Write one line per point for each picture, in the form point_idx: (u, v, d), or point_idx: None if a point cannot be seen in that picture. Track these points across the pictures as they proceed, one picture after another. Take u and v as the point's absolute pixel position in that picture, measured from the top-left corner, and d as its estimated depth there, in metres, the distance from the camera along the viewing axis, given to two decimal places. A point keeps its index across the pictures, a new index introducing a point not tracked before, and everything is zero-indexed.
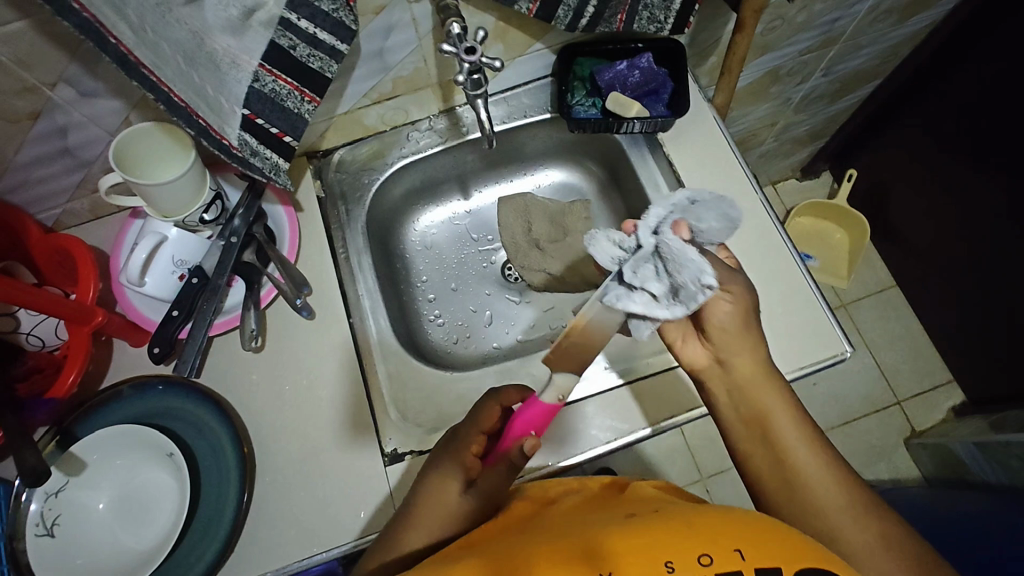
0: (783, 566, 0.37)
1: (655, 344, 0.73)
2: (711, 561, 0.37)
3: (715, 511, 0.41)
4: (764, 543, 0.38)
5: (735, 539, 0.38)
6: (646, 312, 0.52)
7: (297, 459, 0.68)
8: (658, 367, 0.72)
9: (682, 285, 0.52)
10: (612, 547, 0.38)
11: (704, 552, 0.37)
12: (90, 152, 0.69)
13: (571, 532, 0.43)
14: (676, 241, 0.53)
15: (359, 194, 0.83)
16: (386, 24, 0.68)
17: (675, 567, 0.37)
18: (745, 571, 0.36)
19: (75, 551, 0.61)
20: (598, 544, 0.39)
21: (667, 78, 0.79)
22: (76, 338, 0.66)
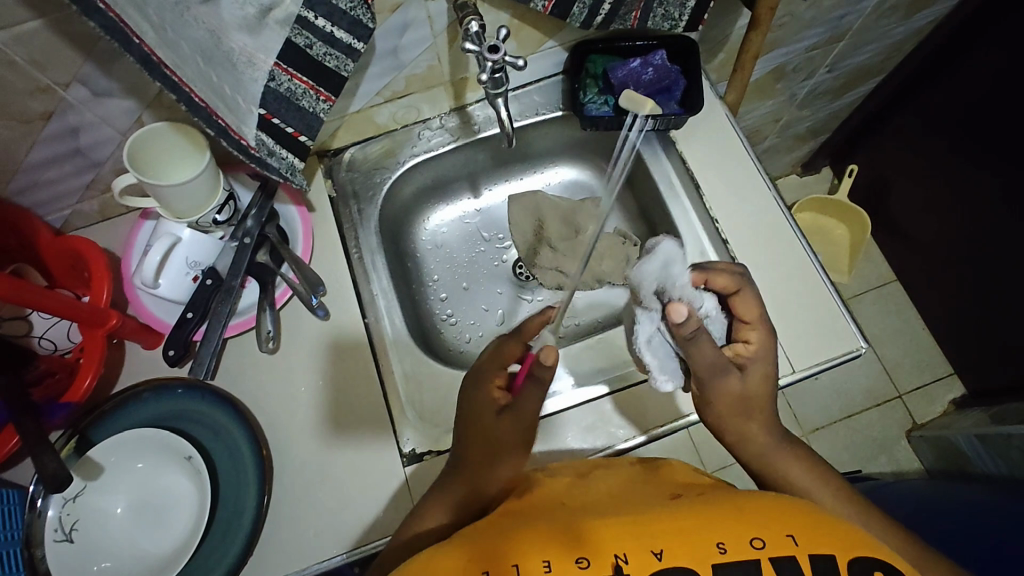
0: (836, 553, 0.38)
1: None
2: (764, 544, 0.38)
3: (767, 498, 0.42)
4: (817, 530, 0.39)
5: (789, 524, 0.39)
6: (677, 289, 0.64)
7: (314, 461, 0.68)
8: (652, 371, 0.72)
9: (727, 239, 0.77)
10: (668, 528, 0.40)
11: (756, 536, 0.39)
12: (101, 152, 0.68)
13: (623, 507, 0.44)
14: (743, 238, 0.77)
15: (372, 193, 0.82)
16: (402, 22, 0.68)
17: (728, 548, 0.38)
18: (799, 556, 0.38)
19: (95, 555, 0.61)
20: (653, 522, 0.40)
21: (680, 76, 0.79)
22: (90, 341, 0.65)
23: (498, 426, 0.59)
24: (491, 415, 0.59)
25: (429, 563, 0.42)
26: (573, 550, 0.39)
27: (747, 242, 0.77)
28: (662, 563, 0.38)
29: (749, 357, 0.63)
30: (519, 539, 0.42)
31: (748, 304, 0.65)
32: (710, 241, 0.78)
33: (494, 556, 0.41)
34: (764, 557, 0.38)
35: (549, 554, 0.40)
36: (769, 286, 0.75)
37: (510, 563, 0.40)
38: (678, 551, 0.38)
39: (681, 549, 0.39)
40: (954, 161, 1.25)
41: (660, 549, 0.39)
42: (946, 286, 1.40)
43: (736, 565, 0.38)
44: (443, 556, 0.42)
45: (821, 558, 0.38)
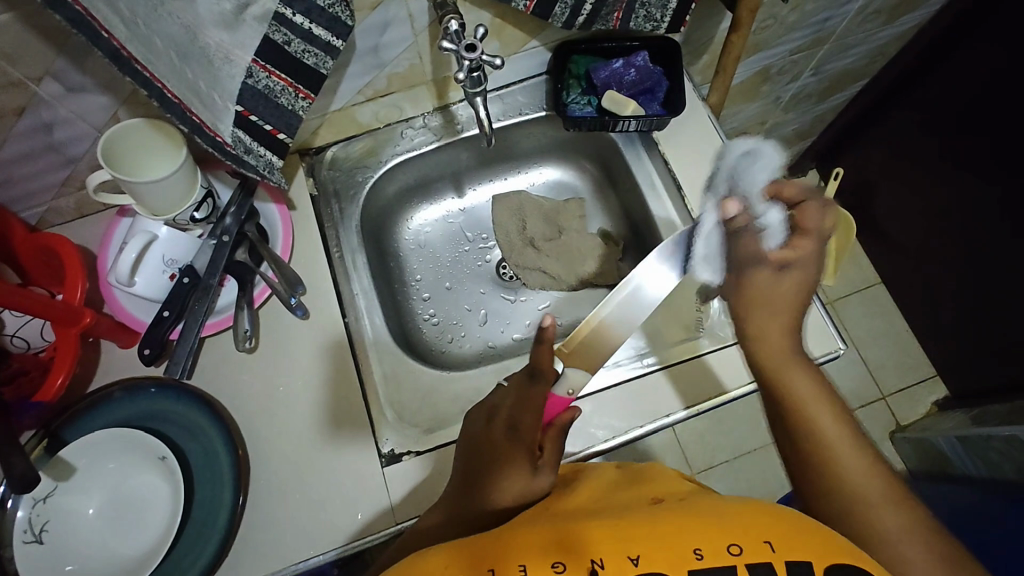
0: (812, 559, 0.39)
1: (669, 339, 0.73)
2: (741, 551, 0.39)
3: (748, 505, 0.42)
4: (796, 538, 0.39)
5: (767, 531, 0.40)
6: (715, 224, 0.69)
7: (293, 461, 0.67)
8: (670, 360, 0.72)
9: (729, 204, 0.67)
10: (645, 534, 0.40)
11: (735, 542, 0.39)
12: (77, 148, 0.67)
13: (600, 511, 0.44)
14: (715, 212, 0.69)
15: (353, 191, 0.82)
16: (382, 20, 0.67)
17: (705, 555, 0.39)
18: (776, 563, 0.38)
19: (66, 556, 0.60)
20: (633, 527, 0.40)
21: (663, 77, 0.79)
22: (63, 340, 0.64)
23: (508, 447, 0.53)
24: (500, 431, 0.54)
25: (403, 566, 0.41)
26: (551, 555, 0.39)
27: None
28: (638, 568, 0.38)
29: (790, 259, 0.60)
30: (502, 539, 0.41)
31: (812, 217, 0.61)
32: None
33: (470, 556, 0.40)
34: (741, 564, 0.38)
35: (525, 558, 0.39)
36: None
37: (484, 566, 0.39)
38: (655, 558, 0.38)
39: (658, 555, 0.39)
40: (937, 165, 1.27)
41: (638, 555, 0.39)
42: (928, 289, 1.41)
43: (712, 571, 0.38)
44: (425, 555, 0.41)
45: (797, 564, 0.38)
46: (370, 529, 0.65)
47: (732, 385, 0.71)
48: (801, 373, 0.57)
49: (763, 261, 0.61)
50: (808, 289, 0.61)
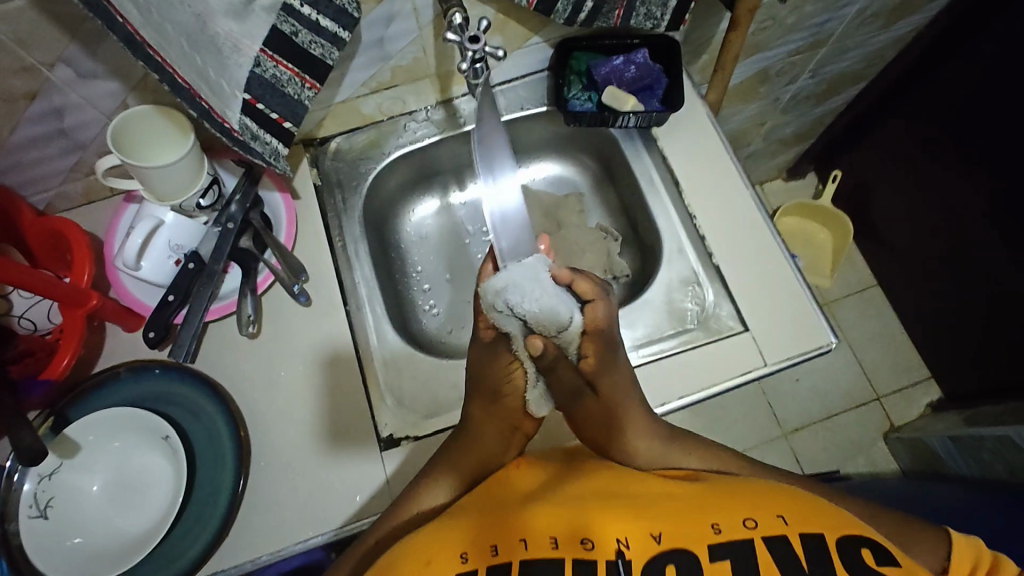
0: (825, 533, 0.40)
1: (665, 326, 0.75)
2: (757, 525, 0.40)
3: (763, 489, 0.44)
4: (808, 515, 0.41)
5: (779, 508, 0.41)
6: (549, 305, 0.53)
7: (293, 444, 0.68)
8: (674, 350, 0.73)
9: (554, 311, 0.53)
10: (664, 514, 0.42)
11: (749, 517, 0.40)
12: (86, 134, 0.68)
13: (619, 494, 0.46)
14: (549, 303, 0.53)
15: (356, 182, 0.83)
16: (388, 13, 0.69)
17: (722, 529, 0.40)
18: (790, 534, 0.39)
19: (69, 532, 0.61)
20: (654, 510, 0.42)
21: (661, 75, 0.81)
22: (70, 321, 0.66)
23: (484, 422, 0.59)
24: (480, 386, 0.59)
25: (429, 537, 0.43)
26: (577, 533, 0.41)
27: (724, 238, 0.78)
28: (662, 545, 0.39)
29: (594, 375, 0.57)
30: (524, 518, 0.43)
31: (600, 312, 0.55)
32: (688, 237, 0.79)
33: (496, 533, 0.42)
34: (757, 537, 0.39)
35: (554, 533, 0.41)
36: (745, 281, 0.76)
37: (516, 539, 0.41)
38: (675, 534, 0.40)
39: (678, 530, 0.40)
40: (932, 169, 1.28)
41: (659, 532, 0.40)
42: (923, 291, 1.42)
43: (731, 543, 0.39)
44: (447, 528, 0.44)
45: (811, 536, 0.39)
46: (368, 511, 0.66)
47: (724, 375, 0.72)
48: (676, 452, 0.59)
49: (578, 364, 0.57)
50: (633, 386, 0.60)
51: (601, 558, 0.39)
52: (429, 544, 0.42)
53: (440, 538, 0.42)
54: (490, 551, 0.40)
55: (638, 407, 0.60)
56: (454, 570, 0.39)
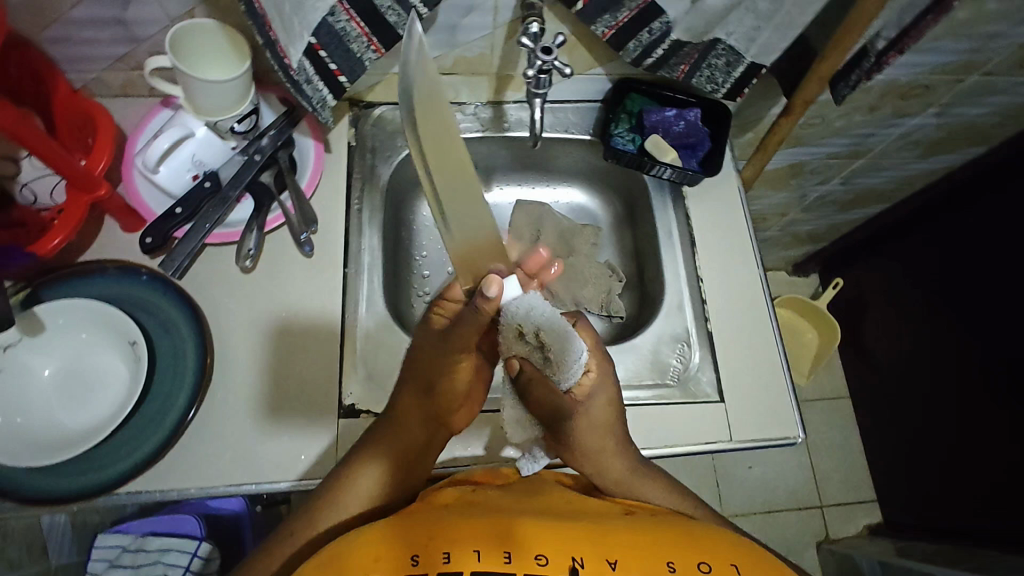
0: None
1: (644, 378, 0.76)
2: (710, 569, 0.41)
3: (717, 531, 0.45)
4: (759, 565, 0.42)
5: (732, 555, 0.42)
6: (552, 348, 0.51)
7: (253, 386, 0.67)
8: (647, 400, 0.73)
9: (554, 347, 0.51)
10: (622, 542, 0.42)
11: (704, 561, 0.41)
12: (144, 30, 0.68)
13: (581, 517, 0.46)
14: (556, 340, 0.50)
15: (390, 152, 0.83)
16: (468, 4, 0.70)
17: (676, 567, 0.40)
18: None
19: (5, 410, 0.59)
20: (615, 540, 0.42)
21: (706, 138, 0.83)
22: (72, 204, 0.65)
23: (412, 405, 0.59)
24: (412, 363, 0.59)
25: (384, 532, 0.43)
26: (533, 547, 0.41)
27: (724, 307, 0.79)
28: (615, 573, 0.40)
29: (586, 400, 0.57)
30: (483, 525, 0.43)
31: (588, 337, 0.58)
32: (690, 295, 0.80)
33: (453, 537, 0.42)
34: None
35: (511, 546, 0.41)
36: (732, 356, 0.77)
37: (470, 547, 0.40)
38: (630, 563, 0.40)
39: (633, 561, 0.40)
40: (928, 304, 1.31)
41: (615, 559, 0.40)
42: (888, 413, 1.45)
43: None
44: (402, 528, 0.43)
45: None
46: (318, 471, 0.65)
47: (689, 439, 0.72)
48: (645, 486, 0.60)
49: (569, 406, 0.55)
50: (615, 405, 0.59)
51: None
52: (380, 538, 0.42)
53: (392, 538, 0.42)
54: (441, 560, 0.40)
55: (611, 422, 0.59)
56: (402, 573, 0.39)
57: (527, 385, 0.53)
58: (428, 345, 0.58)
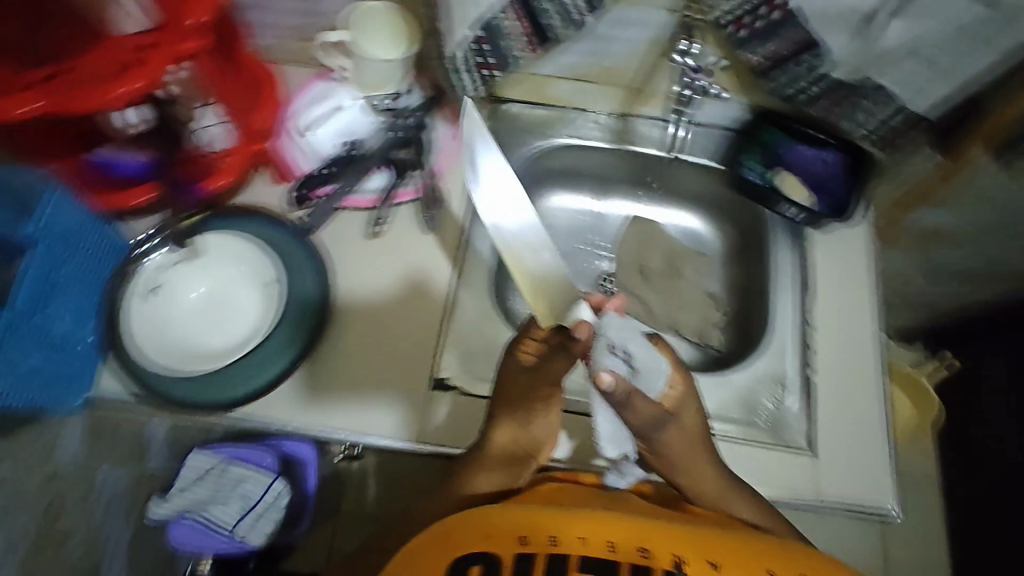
0: None
1: (736, 415, 0.74)
2: None
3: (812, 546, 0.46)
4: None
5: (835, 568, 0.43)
6: (631, 355, 0.57)
7: (358, 346, 0.70)
8: (735, 437, 0.71)
9: (635, 356, 0.57)
10: (722, 544, 0.43)
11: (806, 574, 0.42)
12: (328, 6, 0.73)
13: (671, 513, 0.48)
14: (636, 343, 0.57)
15: (518, 149, 0.86)
16: (624, 17, 0.71)
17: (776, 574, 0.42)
18: None
19: (158, 319, 0.68)
20: (712, 540, 0.44)
21: (843, 180, 0.80)
22: (239, 151, 0.71)
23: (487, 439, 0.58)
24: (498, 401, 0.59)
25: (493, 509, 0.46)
26: (636, 539, 0.43)
27: (832, 358, 0.76)
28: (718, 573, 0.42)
29: (678, 411, 0.59)
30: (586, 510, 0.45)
31: (669, 354, 0.61)
32: (796, 340, 0.77)
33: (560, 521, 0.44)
34: None
35: (614, 536, 0.43)
36: (833, 411, 0.73)
37: (576, 533, 0.44)
38: (731, 564, 0.42)
39: (734, 562, 0.42)
40: None
41: (717, 561, 0.42)
42: None
43: None
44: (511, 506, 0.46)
45: None
46: (404, 433, 0.67)
47: (773, 486, 0.69)
48: (740, 503, 0.59)
49: (661, 419, 0.57)
50: (701, 416, 0.61)
51: (657, 566, 0.42)
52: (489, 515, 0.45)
53: (501, 517, 0.45)
54: (550, 542, 0.43)
55: (702, 436, 0.61)
56: (515, 553, 0.43)
57: (623, 400, 0.53)
58: (512, 379, 0.58)
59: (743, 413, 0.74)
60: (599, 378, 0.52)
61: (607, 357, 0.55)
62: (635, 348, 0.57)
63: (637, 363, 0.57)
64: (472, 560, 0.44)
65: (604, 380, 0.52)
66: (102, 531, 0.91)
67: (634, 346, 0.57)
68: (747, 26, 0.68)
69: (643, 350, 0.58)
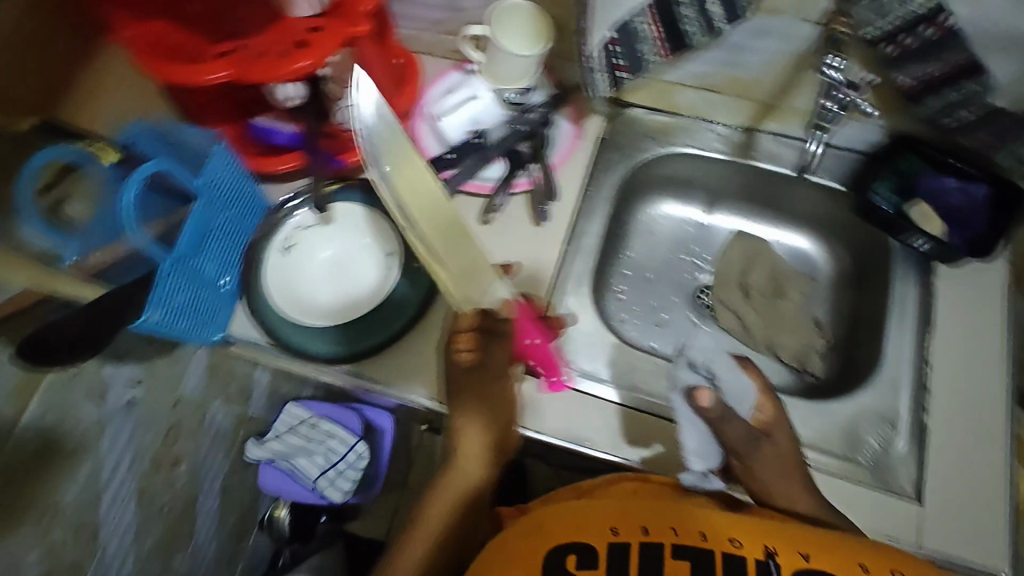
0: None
1: (834, 446, 0.71)
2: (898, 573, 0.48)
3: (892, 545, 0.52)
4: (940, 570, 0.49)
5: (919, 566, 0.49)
6: (721, 378, 0.59)
7: (463, 323, 0.75)
8: (832, 468, 0.69)
9: (723, 376, 0.60)
10: (808, 539, 0.50)
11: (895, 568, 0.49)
12: (467, 2, 0.76)
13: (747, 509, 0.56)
14: (724, 365, 0.60)
15: (634, 152, 0.86)
16: (765, 28, 0.69)
17: (866, 568, 0.49)
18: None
19: (290, 273, 0.74)
20: (793, 532, 0.51)
21: (983, 215, 0.75)
22: (376, 130, 0.77)
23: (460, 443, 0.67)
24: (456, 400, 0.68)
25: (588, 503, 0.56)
26: (726, 533, 0.51)
27: (950, 403, 0.71)
28: (809, 563, 0.49)
29: (770, 428, 0.60)
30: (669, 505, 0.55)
31: (756, 376, 0.62)
32: (911, 378, 0.73)
33: (654, 515, 0.53)
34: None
35: (704, 528, 0.52)
36: (945, 458, 0.68)
37: (667, 525, 0.52)
38: (821, 558, 0.49)
39: (823, 555, 0.49)
40: None
41: (807, 552, 0.50)
42: None
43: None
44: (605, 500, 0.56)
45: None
46: None
47: (869, 526, 0.66)
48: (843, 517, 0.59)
49: (756, 436, 0.58)
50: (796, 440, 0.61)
51: (749, 556, 0.50)
52: (585, 510, 0.55)
53: (599, 513, 0.54)
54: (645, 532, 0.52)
55: (797, 459, 0.60)
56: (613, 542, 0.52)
57: (717, 422, 0.56)
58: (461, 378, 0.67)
59: (842, 446, 0.71)
60: (701, 394, 0.55)
61: (694, 378, 0.58)
62: (724, 375, 0.60)
63: (731, 384, 0.60)
64: (568, 550, 0.52)
65: (706, 396, 0.55)
66: (209, 463, 0.99)
67: (719, 366, 0.59)
68: (900, 45, 0.64)
69: (728, 372, 0.60)
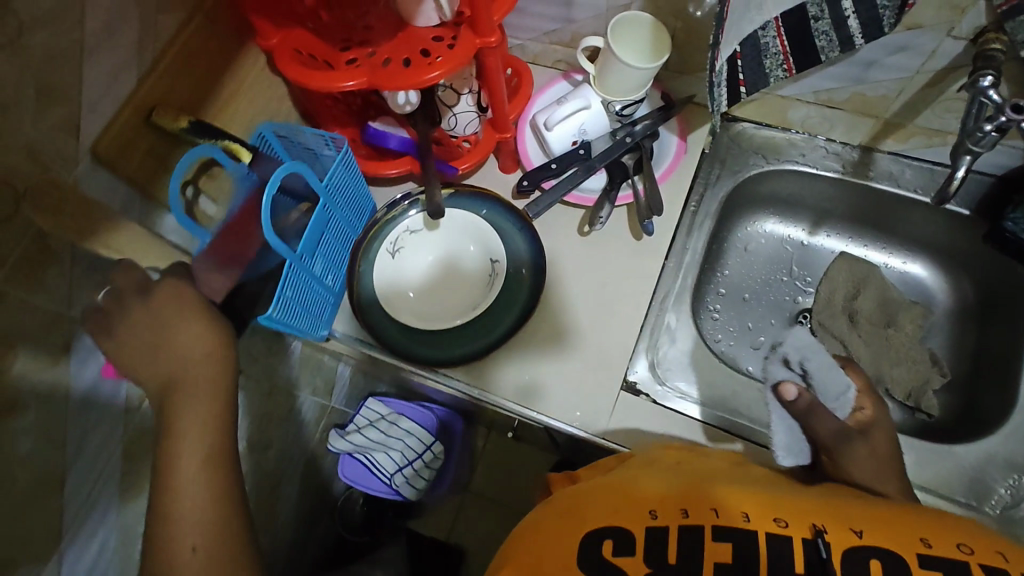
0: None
1: (958, 488, 0.66)
2: (972, 550, 0.42)
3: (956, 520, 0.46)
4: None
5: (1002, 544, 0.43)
6: (813, 379, 0.65)
7: (558, 332, 0.75)
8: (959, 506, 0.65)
9: (818, 380, 0.65)
10: (860, 518, 0.45)
11: (965, 543, 0.42)
12: (581, 14, 0.76)
13: (775, 488, 0.51)
14: (815, 363, 0.65)
15: (740, 168, 0.84)
16: (903, 43, 0.66)
17: (932, 544, 0.42)
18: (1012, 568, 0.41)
19: (397, 274, 0.76)
20: (838, 512, 0.46)
21: None
22: (486, 138, 0.79)
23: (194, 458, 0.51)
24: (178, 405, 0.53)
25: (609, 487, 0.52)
26: (771, 513, 0.46)
27: None
28: (862, 539, 0.43)
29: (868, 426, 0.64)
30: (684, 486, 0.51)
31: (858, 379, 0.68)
32: None
33: (687, 498, 0.49)
34: (974, 560, 0.41)
35: (748, 509, 0.46)
36: None
37: (707, 506, 0.47)
38: (878, 534, 0.43)
39: (885, 533, 0.43)
40: None
41: (861, 530, 0.44)
42: None
43: (943, 557, 0.41)
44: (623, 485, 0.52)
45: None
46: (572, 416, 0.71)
47: None
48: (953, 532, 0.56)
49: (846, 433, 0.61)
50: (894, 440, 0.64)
51: (796, 535, 0.44)
52: (607, 496, 0.51)
53: (629, 502, 0.50)
54: (682, 513, 0.47)
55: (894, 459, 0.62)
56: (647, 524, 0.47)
57: (805, 415, 0.61)
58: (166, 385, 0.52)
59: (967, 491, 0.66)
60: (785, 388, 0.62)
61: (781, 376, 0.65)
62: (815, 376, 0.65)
63: (829, 385, 0.64)
64: (604, 535, 0.47)
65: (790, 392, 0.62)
66: (292, 449, 1.03)
67: (812, 364, 0.65)
68: None
69: (824, 371, 0.65)
